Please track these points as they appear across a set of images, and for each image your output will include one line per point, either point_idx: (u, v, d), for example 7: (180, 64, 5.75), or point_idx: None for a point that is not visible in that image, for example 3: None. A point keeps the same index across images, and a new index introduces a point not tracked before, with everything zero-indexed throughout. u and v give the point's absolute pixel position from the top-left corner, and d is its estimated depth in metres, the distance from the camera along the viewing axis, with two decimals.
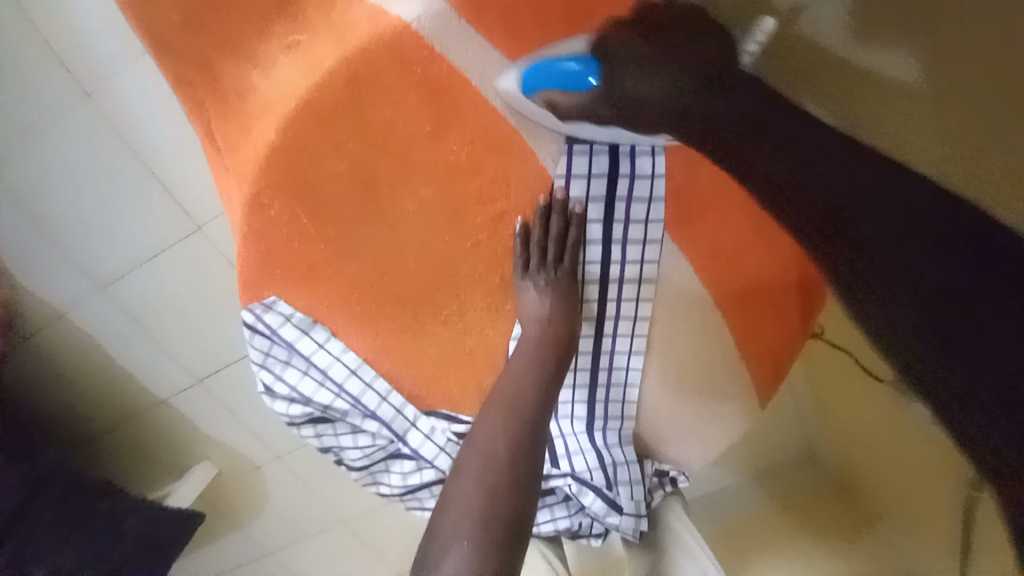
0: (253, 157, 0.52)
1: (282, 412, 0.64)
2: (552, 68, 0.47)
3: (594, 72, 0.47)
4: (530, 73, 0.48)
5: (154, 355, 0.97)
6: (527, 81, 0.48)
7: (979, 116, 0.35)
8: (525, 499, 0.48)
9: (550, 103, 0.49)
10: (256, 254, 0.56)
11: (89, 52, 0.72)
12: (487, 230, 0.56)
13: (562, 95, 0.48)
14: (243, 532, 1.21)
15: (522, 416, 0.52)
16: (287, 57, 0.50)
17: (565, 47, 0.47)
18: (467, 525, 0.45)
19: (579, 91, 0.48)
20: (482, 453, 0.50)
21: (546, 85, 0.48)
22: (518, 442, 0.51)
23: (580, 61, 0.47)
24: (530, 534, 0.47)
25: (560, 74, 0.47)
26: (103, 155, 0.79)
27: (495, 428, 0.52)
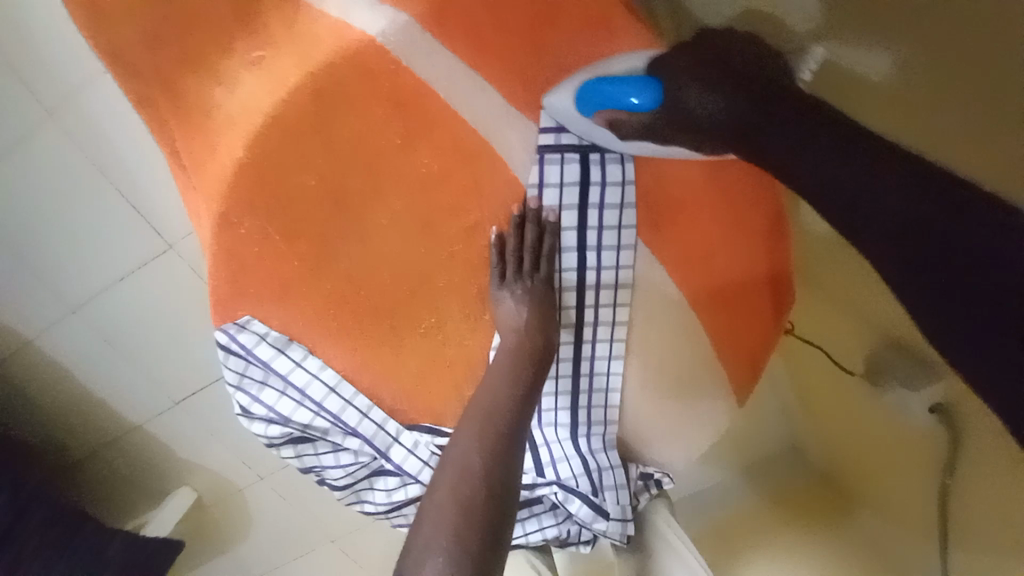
0: (220, 175, 0.51)
1: (260, 434, 0.62)
2: (600, 87, 0.51)
3: (636, 90, 0.51)
4: (586, 92, 0.52)
5: (127, 380, 0.94)
6: (581, 100, 0.52)
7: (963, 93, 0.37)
8: (503, 511, 0.47)
9: (609, 122, 0.52)
10: (226, 273, 0.54)
11: (46, 70, 0.70)
12: (462, 240, 0.56)
13: (620, 113, 0.52)
14: (226, 558, 1.18)
15: (499, 426, 0.52)
16: (251, 72, 0.50)
17: (619, 68, 0.52)
18: (444, 535, 0.45)
19: (636, 111, 0.51)
20: (459, 466, 0.49)
21: (597, 105, 0.52)
22: (495, 453, 0.50)
23: (628, 81, 0.51)
24: (510, 540, 0.47)
25: (608, 91, 0.51)
26: (64, 175, 0.76)
27: (470, 441, 0.51)
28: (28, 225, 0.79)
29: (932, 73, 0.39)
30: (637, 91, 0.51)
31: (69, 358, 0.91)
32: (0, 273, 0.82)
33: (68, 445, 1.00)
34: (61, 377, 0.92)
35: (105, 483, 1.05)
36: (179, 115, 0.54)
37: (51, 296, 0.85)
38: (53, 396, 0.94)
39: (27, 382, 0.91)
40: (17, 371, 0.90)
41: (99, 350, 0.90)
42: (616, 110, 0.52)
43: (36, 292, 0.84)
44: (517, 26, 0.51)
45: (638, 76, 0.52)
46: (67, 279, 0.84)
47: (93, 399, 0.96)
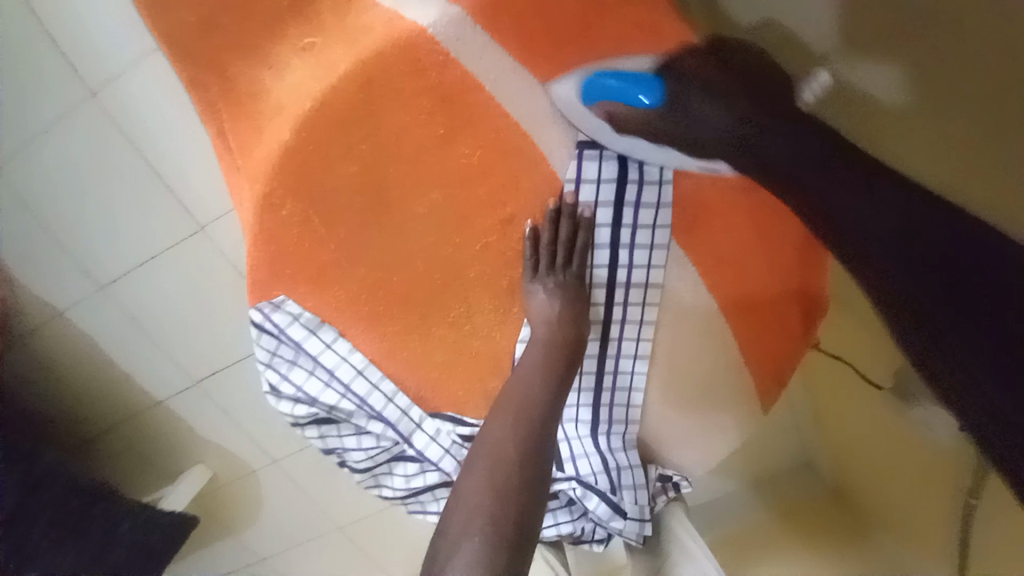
0: (265, 157, 0.52)
1: (286, 412, 0.63)
2: (608, 81, 0.50)
3: (643, 89, 0.49)
4: (587, 85, 0.51)
5: (153, 356, 0.97)
6: (585, 91, 0.51)
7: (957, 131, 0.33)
8: (534, 504, 0.48)
9: (607, 114, 0.51)
10: (265, 254, 0.56)
11: (100, 51, 0.73)
12: (496, 232, 0.57)
13: (620, 108, 0.51)
14: (237, 537, 1.20)
15: (531, 416, 0.53)
16: (301, 58, 0.51)
17: (631, 66, 0.50)
18: (479, 521, 0.45)
19: (637, 108, 0.50)
20: (494, 454, 0.50)
21: (603, 95, 0.51)
22: (528, 443, 0.51)
23: (638, 78, 0.50)
24: (538, 534, 0.48)
25: (617, 86, 0.50)
26: (110, 155, 0.79)
27: (504, 429, 0.52)
28: (72, 201, 0.82)
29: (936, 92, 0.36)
30: (642, 88, 0.49)
31: (100, 332, 0.93)
32: (42, 247, 0.85)
33: None
34: (90, 349, 0.95)
35: None
36: (229, 99, 0.56)
37: (87, 270, 0.88)
38: (81, 368, 0.97)
39: None
40: None
41: (131, 326, 0.93)
42: (617, 104, 0.51)
43: (74, 267, 0.87)
44: (566, 22, 0.49)
45: (644, 74, 0.50)
46: (105, 255, 0.87)
47: (121, 374, 0.99)
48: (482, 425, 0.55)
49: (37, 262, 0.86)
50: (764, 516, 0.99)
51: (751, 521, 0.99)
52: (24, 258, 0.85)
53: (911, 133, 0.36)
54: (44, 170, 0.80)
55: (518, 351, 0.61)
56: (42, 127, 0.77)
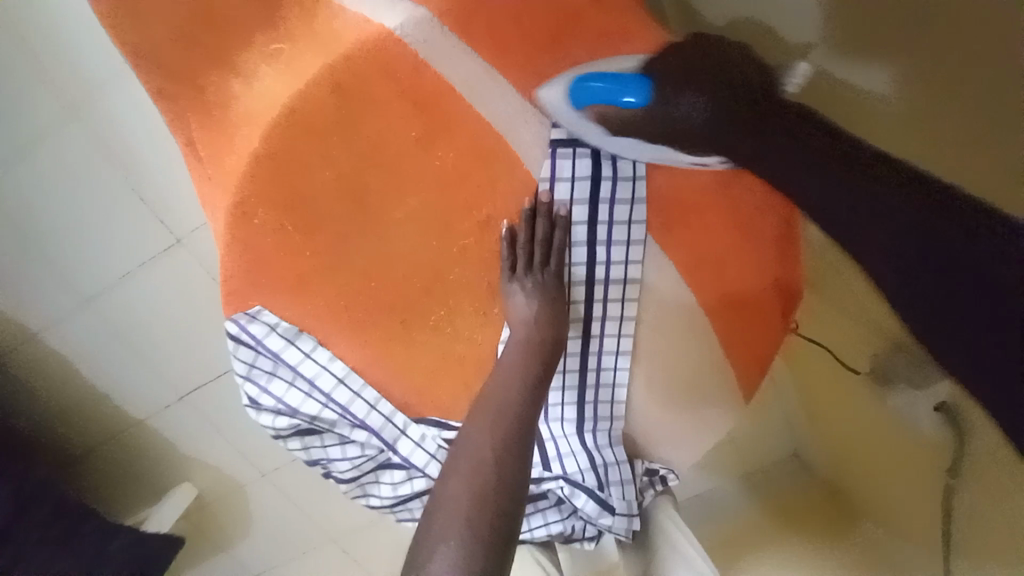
0: (236, 166, 0.51)
1: (267, 425, 0.62)
2: (596, 83, 0.50)
3: (631, 89, 0.49)
4: (576, 89, 0.50)
5: (130, 374, 0.95)
6: (574, 94, 0.50)
7: (956, 114, 0.36)
8: (513, 505, 0.47)
9: (599, 116, 0.51)
10: (240, 264, 0.55)
11: (64, 64, 0.71)
12: (475, 234, 0.57)
13: (609, 108, 0.51)
14: (226, 555, 1.18)
15: (510, 417, 0.52)
16: (269, 65, 0.50)
17: (613, 67, 0.50)
18: (457, 524, 0.45)
19: (628, 109, 0.50)
20: (471, 456, 0.49)
21: (593, 100, 0.50)
22: (506, 444, 0.50)
23: (625, 79, 0.49)
24: (518, 535, 0.47)
25: (603, 88, 0.49)
26: (77, 169, 0.77)
27: (482, 431, 0.51)
28: (39, 218, 0.80)
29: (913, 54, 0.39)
30: (632, 90, 0.49)
31: (74, 352, 0.91)
32: (8, 266, 0.83)
33: (71, 440, 1.00)
34: (64, 370, 0.92)
35: (106, 478, 1.05)
36: (197, 108, 0.55)
37: (57, 289, 0.85)
38: (54, 390, 0.94)
39: (30, 375, 0.92)
40: (22, 364, 0.91)
41: (106, 344, 0.91)
42: (606, 105, 0.51)
43: (43, 286, 0.85)
44: (534, 24, 0.50)
45: (630, 72, 0.50)
46: (76, 272, 0.84)
47: (97, 394, 0.96)
48: (461, 428, 0.54)
49: (4, 282, 0.84)
50: (758, 511, 0.97)
51: (741, 512, 0.98)
52: None
53: (899, 111, 0.40)
54: (7, 187, 0.77)
55: (499, 351, 0.61)
56: (5, 143, 0.75)
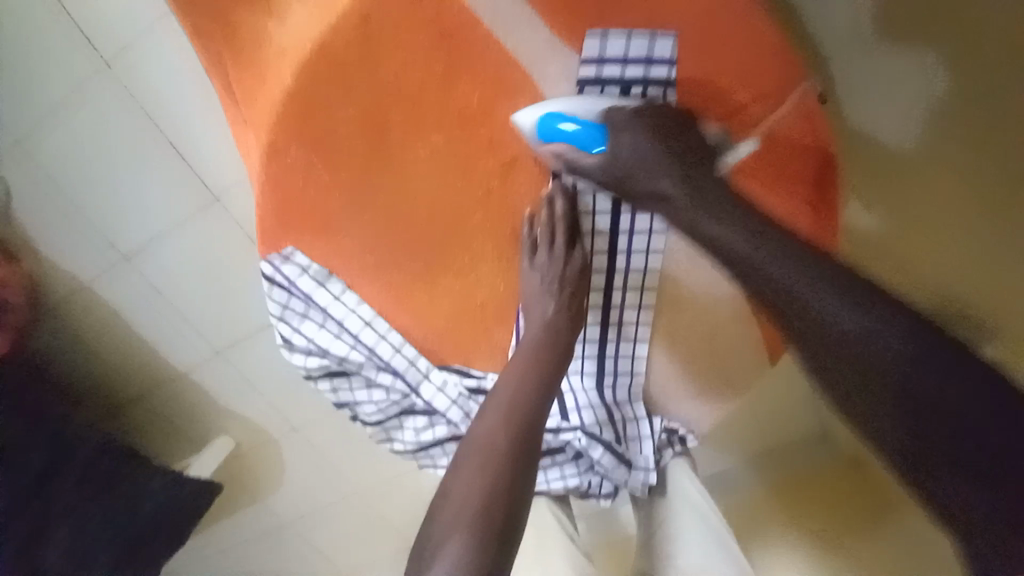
0: (268, 105, 0.52)
1: (299, 364, 0.64)
2: (563, 124, 0.51)
3: (596, 136, 0.52)
4: (542, 121, 0.52)
5: (172, 327, 1.00)
6: (539, 128, 0.52)
7: (959, 130, 0.55)
8: (518, 507, 0.49)
9: (557, 154, 0.53)
10: (271, 205, 0.56)
11: (110, 21, 0.74)
12: (499, 176, 0.57)
13: (568, 148, 0.53)
14: (260, 505, 1.25)
15: (520, 415, 0.53)
16: (300, 3, 0.50)
17: (578, 109, 0.52)
18: (466, 520, 0.47)
19: (588, 152, 0.53)
20: (482, 452, 0.51)
21: (558, 138, 0.52)
22: (515, 440, 0.52)
23: (589, 125, 0.52)
24: (521, 533, 0.49)
25: (570, 130, 0.51)
26: (122, 124, 0.81)
27: (493, 426, 0.53)
28: (90, 174, 0.85)
29: (938, 139, 0.57)
30: (596, 138, 0.52)
31: (121, 303, 0.97)
32: (63, 220, 0.88)
33: (121, 387, 1.07)
34: (113, 321, 0.99)
35: (152, 426, 1.13)
36: (233, 51, 0.56)
37: (108, 243, 0.90)
38: (106, 340, 1.01)
39: (84, 325, 0.99)
40: (76, 314, 0.97)
41: (150, 298, 0.96)
42: (565, 144, 0.53)
43: (94, 240, 0.90)
44: None
45: (591, 120, 0.52)
46: (123, 228, 0.89)
47: (143, 346, 1.02)
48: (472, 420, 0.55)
49: (59, 235, 0.89)
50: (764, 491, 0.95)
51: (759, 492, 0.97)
52: (52, 230, 0.89)
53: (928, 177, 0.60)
54: (60, 143, 0.82)
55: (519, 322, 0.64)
56: (58, 99, 0.79)
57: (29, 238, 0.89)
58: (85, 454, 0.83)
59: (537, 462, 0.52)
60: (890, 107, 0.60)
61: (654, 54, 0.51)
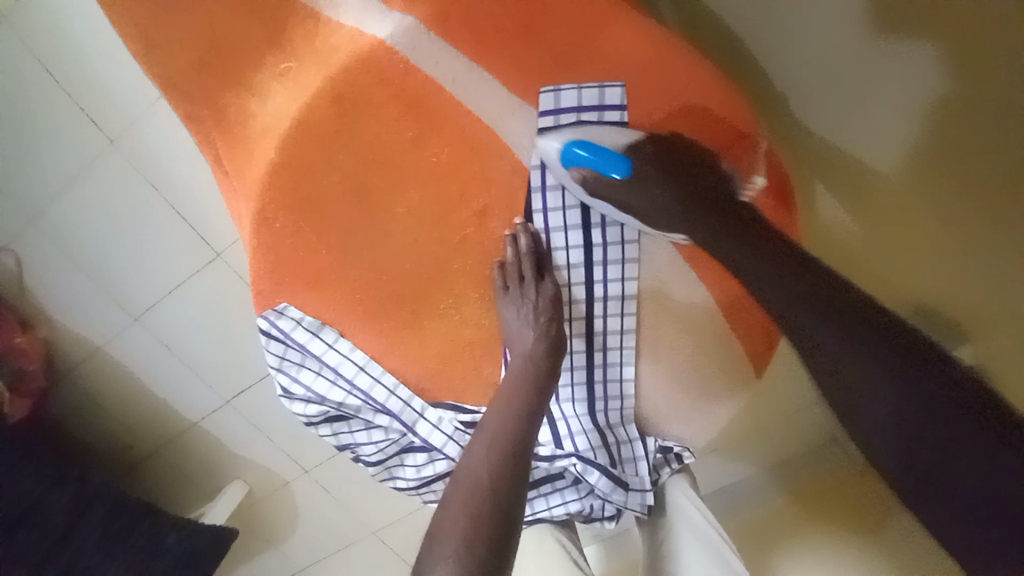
0: (254, 177, 0.57)
1: (299, 412, 0.67)
2: (590, 151, 0.56)
3: (616, 165, 0.57)
4: (570, 149, 0.56)
5: (181, 381, 1.04)
6: (564, 156, 0.56)
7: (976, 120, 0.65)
8: (507, 526, 0.52)
9: (580, 178, 0.57)
10: (265, 266, 0.60)
11: (112, 104, 0.80)
12: (473, 224, 0.60)
13: (591, 173, 0.57)
14: (276, 549, 1.26)
15: (506, 445, 0.57)
16: (279, 83, 0.55)
17: (602, 139, 0.56)
18: (453, 543, 0.50)
19: (609, 176, 0.57)
20: (470, 479, 0.55)
21: (577, 162, 0.56)
22: (502, 464, 0.55)
23: (608, 154, 0.57)
24: (513, 552, 0.52)
25: (587, 157, 0.56)
26: (124, 196, 0.86)
27: (479, 456, 0.56)
28: (95, 244, 0.90)
29: (951, 137, 0.66)
30: (617, 167, 0.57)
31: (131, 362, 1.01)
32: (71, 289, 0.93)
33: (135, 443, 1.11)
34: (126, 379, 1.03)
35: (167, 478, 1.16)
36: (220, 128, 0.60)
37: (118, 306, 0.95)
38: (120, 398, 1.06)
39: (98, 385, 1.03)
40: (89, 375, 1.02)
41: (159, 354, 1.00)
42: (590, 169, 0.57)
43: (102, 304, 0.95)
44: (509, 23, 0.51)
45: (612, 150, 0.57)
46: (129, 292, 0.94)
47: (154, 401, 1.06)
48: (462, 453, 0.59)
49: (72, 303, 0.94)
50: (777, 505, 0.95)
51: None
52: (62, 300, 0.94)
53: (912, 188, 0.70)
54: (67, 218, 0.88)
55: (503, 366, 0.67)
56: (63, 179, 0.85)
57: (43, 306, 0.94)
58: (101, 511, 0.88)
59: (524, 490, 0.56)
60: (867, 115, 0.68)
61: (606, 101, 0.55)
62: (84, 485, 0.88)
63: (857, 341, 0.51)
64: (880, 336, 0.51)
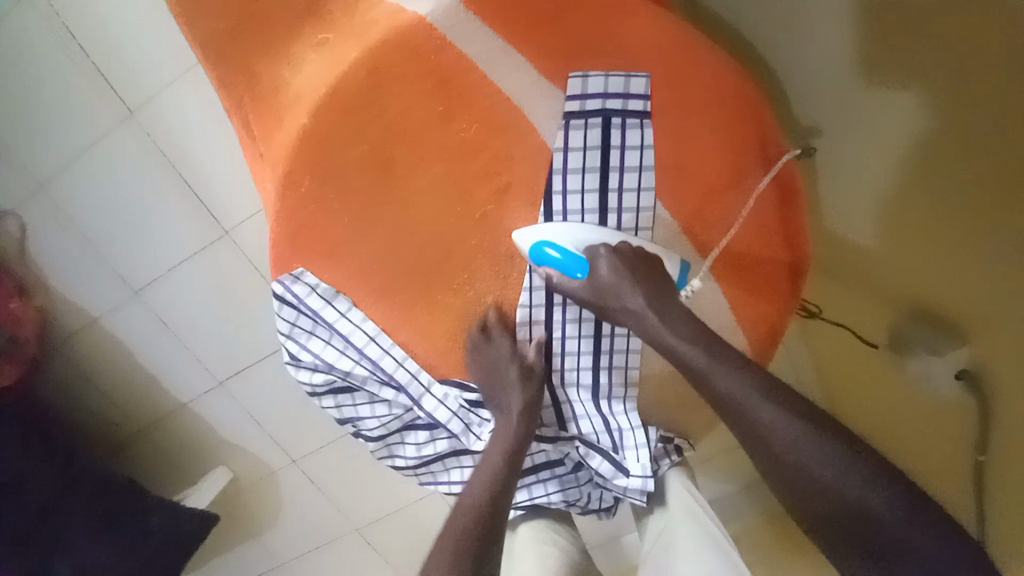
0: (282, 143, 0.58)
1: (305, 380, 0.70)
2: (556, 253, 0.58)
3: (579, 265, 0.59)
4: (535, 250, 0.59)
5: (174, 357, 1.02)
6: (533, 256, 0.59)
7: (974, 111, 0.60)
8: None
9: (546, 275, 0.60)
10: (284, 232, 0.61)
11: (137, 71, 0.81)
12: (494, 201, 0.60)
13: (557, 274, 0.60)
14: (255, 541, 1.24)
15: (481, 513, 0.61)
16: (315, 52, 0.56)
17: (568, 240, 0.59)
18: None
19: (570, 277, 0.60)
20: (448, 553, 0.58)
21: (546, 262, 0.59)
22: (475, 535, 0.59)
23: (574, 255, 0.59)
24: None
25: (555, 258, 0.58)
26: (138, 166, 0.87)
27: (458, 528, 0.60)
28: (104, 213, 0.90)
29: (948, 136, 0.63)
30: (580, 266, 0.59)
31: (126, 336, 1.00)
32: (74, 256, 0.93)
33: (121, 420, 1.10)
34: (119, 354, 1.02)
35: (149, 458, 1.14)
36: (251, 93, 0.62)
37: (120, 277, 0.95)
38: (111, 373, 1.04)
39: (91, 357, 1.02)
40: (82, 346, 1.01)
41: (155, 329, 0.99)
42: (555, 270, 0.60)
43: (104, 274, 0.94)
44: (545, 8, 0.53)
45: (579, 252, 0.59)
46: (133, 262, 0.94)
47: (145, 378, 1.05)
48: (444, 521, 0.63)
49: (73, 271, 0.94)
50: (766, 517, 0.95)
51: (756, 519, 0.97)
52: (63, 266, 0.94)
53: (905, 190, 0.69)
54: (78, 183, 0.88)
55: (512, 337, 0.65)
56: (79, 145, 0.86)
57: (45, 273, 0.94)
58: (86, 486, 0.86)
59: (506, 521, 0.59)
60: (847, 128, 0.72)
61: (630, 90, 0.56)
62: (69, 463, 0.86)
63: (789, 426, 0.51)
64: (818, 428, 0.50)
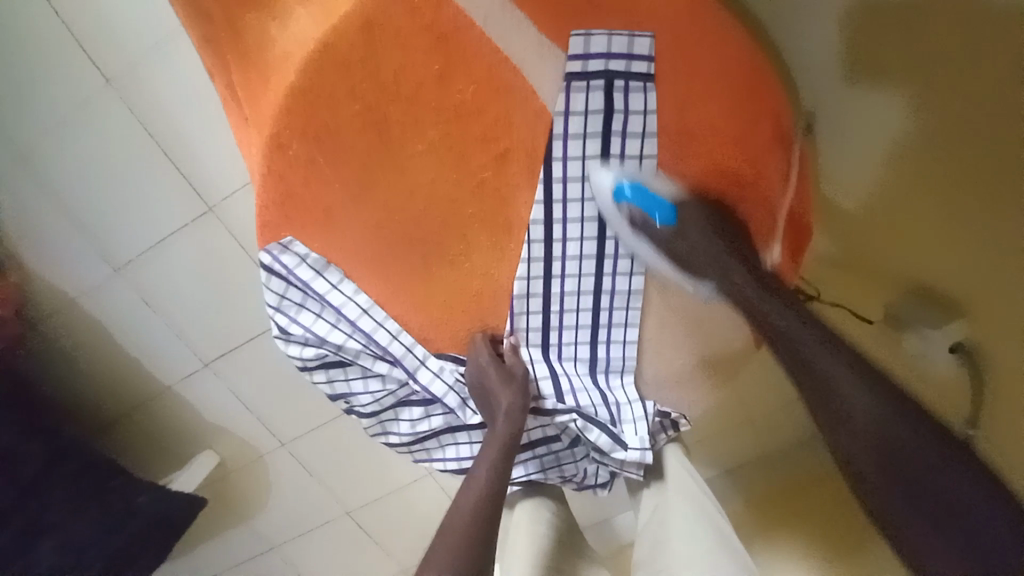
0: (269, 104, 0.55)
1: (295, 355, 0.68)
2: (642, 191, 0.58)
3: (663, 206, 0.59)
4: (622, 187, 0.57)
5: (157, 337, 0.99)
6: (616, 193, 0.58)
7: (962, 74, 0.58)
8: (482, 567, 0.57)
9: (628, 216, 0.59)
10: (273, 199, 0.59)
11: (112, 32, 0.77)
12: (492, 167, 0.57)
13: (639, 213, 0.59)
14: (245, 525, 1.22)
15: (486, 488, 0.61)
16: (303, 7, 0.53)
17: (655, 184, 0.59)
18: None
19: (652, 215, 0.60)
20: (457, 522, 0.60)
21: (626, 201, 0.58)
22: (481, 507, 0.60)
23: (658, 199, 0.59)
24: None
25: (638, 197, 0.58)
26: (116, 135, 0.83)
27: (468, 497, 0.61)
28: (80, 185, 0.86)
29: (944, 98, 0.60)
30: (665, 209, 0.59)
31: (107, 315, 0.96)
32: (50, 230, 0.89)
33: (104, 403, 1.06)
34: (99, 334, 0.98)
35: (133, 442, 1.11)
36: (236, 52, 0.59)
37: (98, 254, 0.91)
38: (92, 355, 1.01)
39: (69, 337, 0.98)
40: (60, 326, 0.97)
41: (137, 308, 0.96)
42: (638, 210, 0.59)
43: (81, 250, 0.90)
44: None
45: (663, 198, 0.59)
46: (112, 237, 0.90)
47: (127, 359, 1.01)
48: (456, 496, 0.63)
49: (49, 247, 0.90)
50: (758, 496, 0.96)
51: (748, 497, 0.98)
52: (38, 241, 0.89)
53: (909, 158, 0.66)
54: (52, 153, 0.84)
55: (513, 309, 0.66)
56: (51, 113, 0.81)
57: (18, 249, 0.90)
58: (69, 466, 0.84)
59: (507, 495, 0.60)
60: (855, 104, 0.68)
61: (634, 51, 0.54)
62: (54, 438, 0.84)
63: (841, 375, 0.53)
64: (871, 379, 0.52)
